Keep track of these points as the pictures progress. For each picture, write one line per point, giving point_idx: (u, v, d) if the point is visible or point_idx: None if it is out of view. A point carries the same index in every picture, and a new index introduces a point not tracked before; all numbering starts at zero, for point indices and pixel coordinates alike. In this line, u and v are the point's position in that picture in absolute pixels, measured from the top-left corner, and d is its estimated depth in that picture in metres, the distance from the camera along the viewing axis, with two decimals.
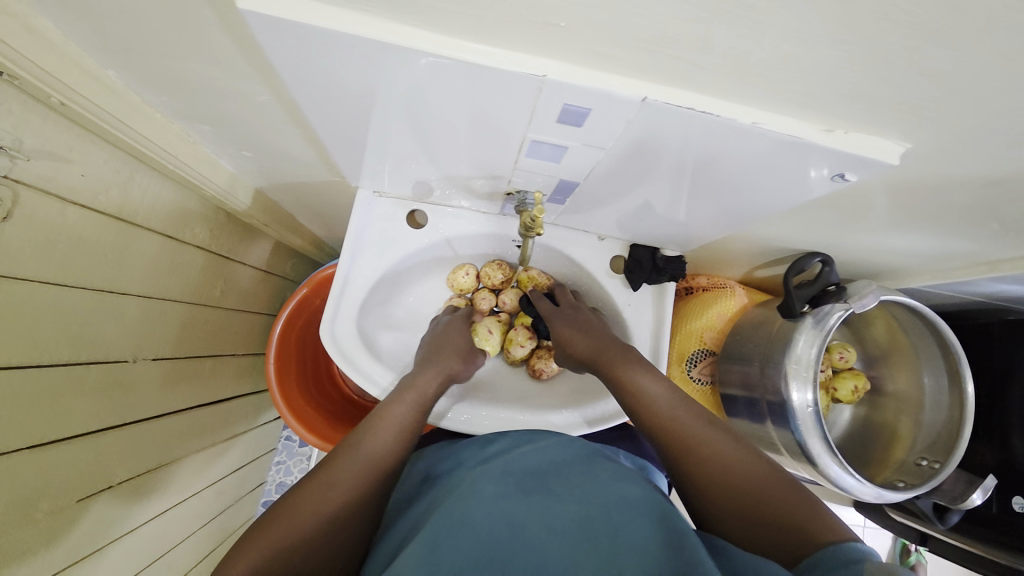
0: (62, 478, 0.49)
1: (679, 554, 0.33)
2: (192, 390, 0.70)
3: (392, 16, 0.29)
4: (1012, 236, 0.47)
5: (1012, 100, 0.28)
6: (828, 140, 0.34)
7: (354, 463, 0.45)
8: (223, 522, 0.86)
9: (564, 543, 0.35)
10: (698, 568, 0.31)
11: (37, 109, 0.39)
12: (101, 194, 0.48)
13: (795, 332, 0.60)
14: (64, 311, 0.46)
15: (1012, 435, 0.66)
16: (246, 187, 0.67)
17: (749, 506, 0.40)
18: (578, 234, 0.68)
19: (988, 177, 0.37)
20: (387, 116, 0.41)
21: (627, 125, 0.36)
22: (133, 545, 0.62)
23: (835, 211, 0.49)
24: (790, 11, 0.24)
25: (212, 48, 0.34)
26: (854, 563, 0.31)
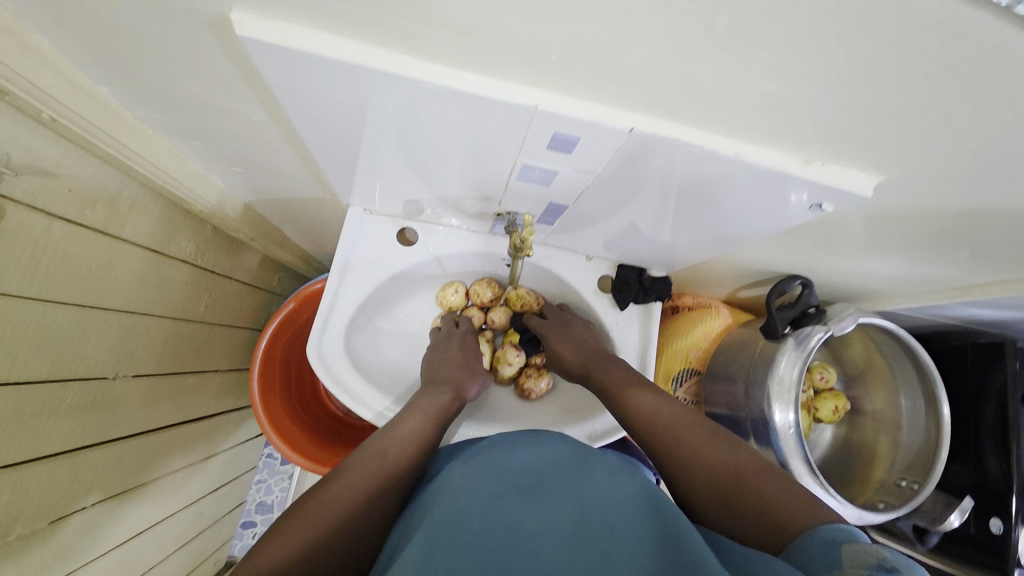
0: (35, 500, 0.47)
1: (674, 553, 0.34)
2: (173, 407, 0.69)
3: (389, 46, 0.30)
4: (981, 264, 0.50)
5: (975, 140, 0.30)
6: (806, 172, 0.36)
7: (360, 471, 0.45)
8: (200, 543, 0.83)
9: (558, 545, 0.37)
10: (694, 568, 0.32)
11: (26, 124, 0.39)
12: (88, 208, 0.47)
13: (777, 353, 0.61)
14: (45, 327, 0.45)
15: (985, 456, 0.67)
16: (235, 201, 0.67)
17: (744, 507, 0.42)
18: (567, 254, 0.69)
19: (956, 210, 0.39)
20: (381, 137, 0.42)
21: (615, 153, 0.37)
22: (106, 569, 0.60)
23: (815, 237, 0.50)
24: (770, 54, 0.25)
25: (209, 68, 0.35)
26: (836, 545, 0.33)
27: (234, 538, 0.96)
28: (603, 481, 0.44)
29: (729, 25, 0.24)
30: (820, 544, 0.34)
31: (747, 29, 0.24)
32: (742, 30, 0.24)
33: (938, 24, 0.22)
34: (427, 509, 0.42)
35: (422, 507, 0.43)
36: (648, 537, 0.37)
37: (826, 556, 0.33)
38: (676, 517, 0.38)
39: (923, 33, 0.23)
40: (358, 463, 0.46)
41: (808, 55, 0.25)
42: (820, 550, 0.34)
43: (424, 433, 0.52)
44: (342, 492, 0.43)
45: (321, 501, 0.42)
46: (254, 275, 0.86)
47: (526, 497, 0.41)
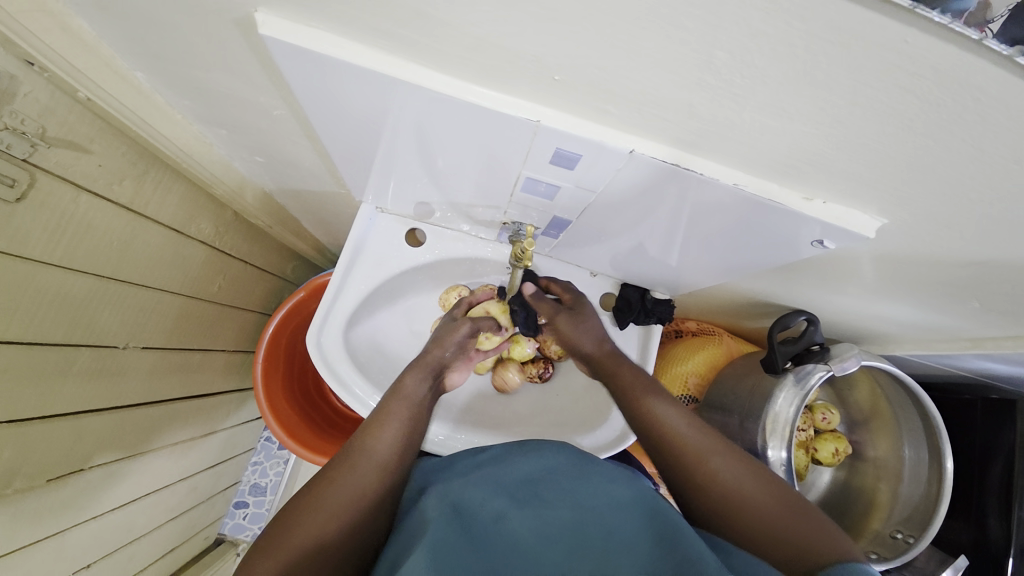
0: (37, 457, 0.49)
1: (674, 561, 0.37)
2: (178, 381, 0.71)
3: (401, 54, 0.31)
4: (993, 317, 0.48)
5: (981, 191, 0.30)
6: (807, 209, 0.36)
7: (362, 473, 0.44)
8: (192, 518, 0.85)
9: (557, 551, 0.38)
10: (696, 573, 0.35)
11: (63, 101, 0.41)
12: (116, 183, 0.50)
13: (776, 388, 0.60)
14: (65, 294, 0.47)
15: (989, 516, 0.65)
16: (255, 189, 0.69)
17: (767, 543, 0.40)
18: (572, 268, 0.69)
19: (966, 259, 0.38)
20: (394, 140, 0.43)
21: (618, 173, 0.37)
22: (99, 532, 0.61)
23: (821, 273, 0.50)
24: (766, 91, 0.26)
25: (233, 62, 0.36)
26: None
27: (225, 517, 0.97)
28: (601, 483, 0.45)
29: (727, 59, 0.24)
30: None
31: (745, 64, 0.24)
32: (740, 65, 0.24)
33: (938, 72, 0.22)
34: (425, 518, 0.40)
35: (420, 510, 0.42)
36: (644, 540, 0.40)
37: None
38: (676, 526, 0.40)
39: (924, 80, 0.23)
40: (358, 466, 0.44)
41: (806, 94, 0.25)
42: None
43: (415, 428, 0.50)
44: (359, 467, 0.44)
45: (320, 499, 0.41)
46: (269, 262, 0.88)
47: (525, 510, 0.41)
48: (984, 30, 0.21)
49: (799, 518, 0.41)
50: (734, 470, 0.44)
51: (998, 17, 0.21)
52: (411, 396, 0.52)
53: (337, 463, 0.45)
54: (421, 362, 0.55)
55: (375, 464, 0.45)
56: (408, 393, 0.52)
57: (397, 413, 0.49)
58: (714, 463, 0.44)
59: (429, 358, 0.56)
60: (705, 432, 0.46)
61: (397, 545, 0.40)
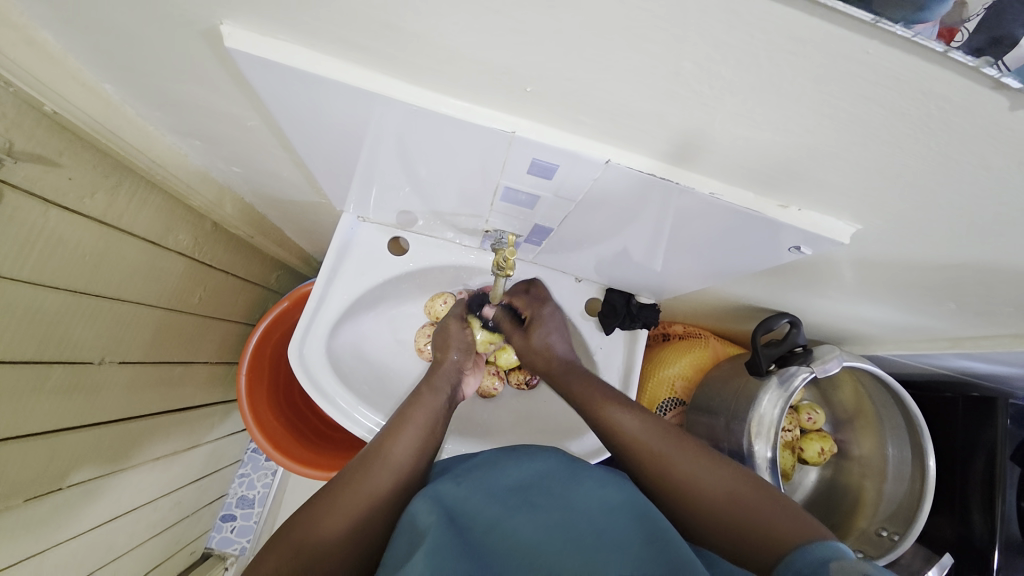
0: (10, 477, 0.47)
1: (666, 557, 0.36)
2: (159, 395, 0.70)
3: (374, 67, 0.31)
4: (969, 317, 0.49)
5: (951, 197, 0.30)
6: (783, 216, 0.36)
7: (371, 479, 0.46)
8: (176, 533, 0.83)
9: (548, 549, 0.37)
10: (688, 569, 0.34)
11: (30, 114, 0.40)
12: (88, 197, 0.49)
13: (760, 390, 0.60)
14: (36, 310, 0.46)
15: (972, 511, 0.66)
16: (234, 199, 0.68)
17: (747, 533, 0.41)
18: (557, 274, 0.69)
19: (940, 262, 0.39)
20: (372, 150, 0.42)
21: (596, 182, 0.37)
22: (78, 551, 0.60)
23: (801, 277, 0.50)
24: (735, 101, 0.26)
25: (203, 74, 0.36)
26: (826, 562, 0.34)
27: (212, 531, 0.96)
28: (594, 485, 0.45)
29: (694, 70, 0.24)
30: (810, 559, 0.35)
31: (712, 75, 0.24)
32: (706, 75, 0.24)
33: (901, 82, 0.22)
34: (418, 525, 0.40)
35: (409, 518, 0.42)
36: (637, 541, 0.38)
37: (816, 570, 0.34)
38: (664, 523, 0.40)
39: (890, 89, 0.23)
40: (367, 473, 0.46)
41: (775, 104, 0.25)
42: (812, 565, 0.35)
43: (425, 438, 0.52)
44: (382, 468, 0.47)
45: (331, 505, 0.44)
46: (252, 272, 0.87)
47: (518, 514, 0.42)
48: (956, 34, 0.20)
49: (770, 504, 0.43)
50: (705, 466, 0.46)
51: (975, 15, 0.20)
52: (431, 404, 0.56)
53: (350, 471, 0.47)
54: (438, 373, 0.61)
55: (396, 467, 0.48)
56: (428, 402, 0.56)
57: (418, 420, 0.53)
58: (686, 460, 0.47)
59: (443, 367, 0.61)
60: (670, 436, 0.49)
61: (392, 557, 0.40)
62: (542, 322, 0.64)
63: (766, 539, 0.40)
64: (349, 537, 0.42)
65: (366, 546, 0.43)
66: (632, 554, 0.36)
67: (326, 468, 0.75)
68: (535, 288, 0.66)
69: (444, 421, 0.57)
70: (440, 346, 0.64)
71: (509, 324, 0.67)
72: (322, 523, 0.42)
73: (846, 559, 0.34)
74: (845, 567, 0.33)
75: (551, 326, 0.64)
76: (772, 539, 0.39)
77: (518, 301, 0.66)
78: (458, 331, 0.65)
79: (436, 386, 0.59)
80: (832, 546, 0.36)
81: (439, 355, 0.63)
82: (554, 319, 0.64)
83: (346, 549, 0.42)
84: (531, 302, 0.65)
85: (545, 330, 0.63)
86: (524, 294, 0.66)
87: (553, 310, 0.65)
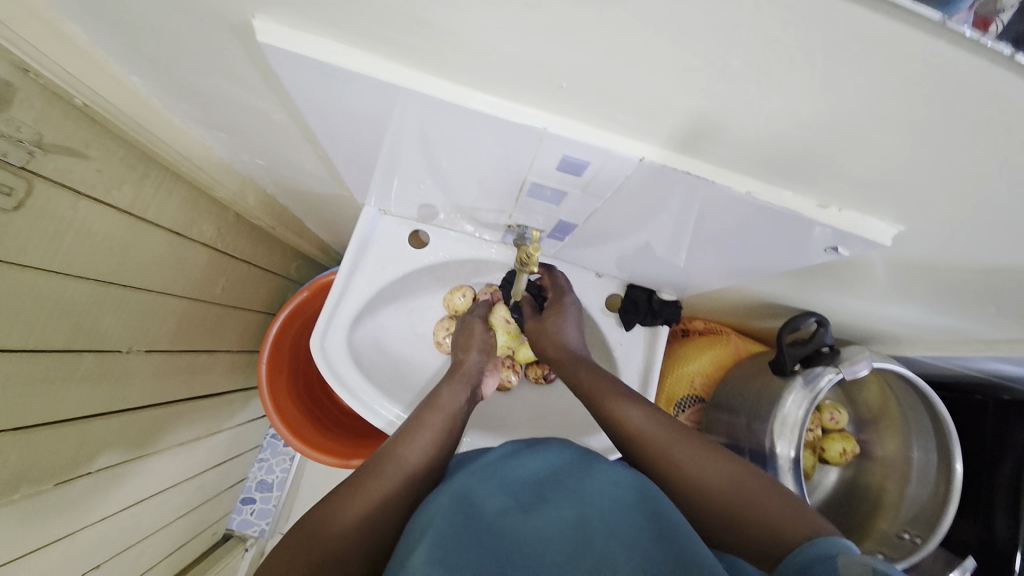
0: (42, 461, 0.49)
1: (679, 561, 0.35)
2: (183, 383, 0.71)
3: (403, 61, 0.30)
4: (1009, 321, 0.47)
5: (1005, 201, 0.28)
6: (821, 217, 0.35)
7: (383, 481, 0.46)
8: (199, 515, 0.85)
9: (559, 552, 0.37)
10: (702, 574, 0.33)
11: (59, 106, 0.41)
12: (115, 188, 0.49)
13: (784, 389, 0.59)
14: (66, 300, 0.47)
15: (998, 516, 0.65)
16: (256, 189, 0.69)
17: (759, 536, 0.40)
18: (577, 269, 0.69)
19: (984, 266, 0.37)
20: (397, 143, 0.42)
21: (627, 179, 0.36)
22: (105, 533, 0.62)
23: (833, 277, 0.49)
24: (782, 99, 0.25)
25: (230, 67, 0.36)
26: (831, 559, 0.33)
27: (233, 513, 0.98)
28: (606, 481, 0.44)
29: (741, 68, 0.23)
30: (813, 554, 0.35)
31: (759, 72, 0.23)
32: (753, 73, 0.23)
33: (963, 82, 0.21)
34: (430, 514, 0.41)
35: (424, 508, 0.43)
36: (646, 538, 0.38)
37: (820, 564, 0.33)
38: (678, 523, 0.39)
39: (949, 90, 0.22)
40: (379, 475, 0.46)
41: (824, 102, 0.24)
42: (815, 559, 0.34)
43: (438, 441, 0.52)
44: (394, 469, 0.47)
45: (342, 504, 0.43)
46: (273, 262, 0.88)
47: (529, 510, 0.41)
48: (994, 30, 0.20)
49: (774, 499, 0.42)
50: (704, 457, 0.46)
51: None
52: (448, 407, 0.56)
53: (363, 472, 0.47)
54: (459, 374, 0.61)
55: (409, 470, 0.48)
56: (444, 405, 0.56)
57: (433, 423, 0.54)
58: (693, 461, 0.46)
59: (463, 368, 0.62)
60: (671, 427, 0.49)
61: (403, 545, 0.39)
62: (563, 308, 0.63)
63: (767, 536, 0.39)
64: (361, 533, 0.42)
65: (378, 542, 0.42)
66: (641, 554, 0.36)
67: (343, 456, 0.75)
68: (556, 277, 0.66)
69: (460, 424, 0.57)
70: (463, 346, 0.65)
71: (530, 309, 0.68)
72: (336, 519, 0.42)
73: (849, 553, 0.33)
74: (850, 562, 0.32)
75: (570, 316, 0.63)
76: (772, 538, 0.39)
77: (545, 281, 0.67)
78: (480, 331, 0.66)
79: (454, 388, 0.59)
80: (833, 541, 0.35)
81: (461, 356, 0.64)
82: (573, 309, 0.63)
83: (359, 544, 0.41)
84: (555, 286, 0.65)
85: (562, 318, 0.63)
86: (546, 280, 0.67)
87: (574, 303, 0.64)
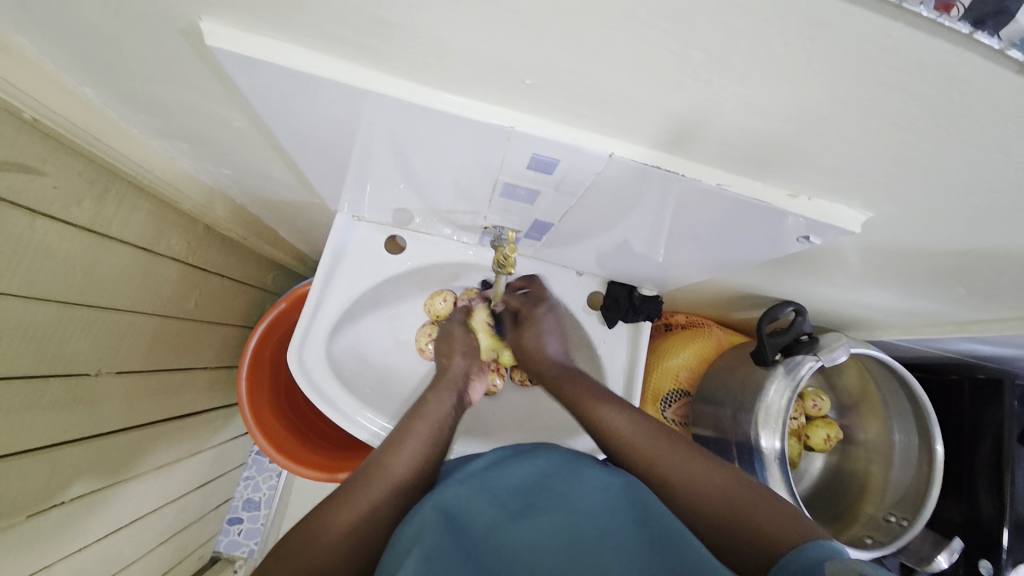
0: (11, 493, 0.46)
1: (675, 559, 0.35)
2: (159, 404, 0.69)
3: (364, 62, 0.29)
4: (978, 301, 0.48)
5: (968, 183, 0.29)
6: (792, 206, 0.35)
7: (370, 493, 0.45)
8: (184, 539, 0.83)
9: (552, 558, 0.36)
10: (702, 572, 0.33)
11: (9, 122, 0.39)
12: (74, 205, 0.47)
13: (767, 380, 0.60)
14: (28, 324, 0.45)
15: (979, 493, 0.66)
16: (225, 200, 0.67)
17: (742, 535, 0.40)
18: (557, 268, 0.68)
19: (952, 248, 0.38)
20: (366, 147, 0.41)
21: (599, 175, 0.36)
22: (83, 565, 0.59)
23: (809, 266, 0.49)
24: (746, 89, 0.24)
25: (186, 74, 0.34)
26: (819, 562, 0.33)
27: (219, 534, 0.95)
28: (596, 485, 0.44)
29: (703, 59, 0.23)
30: (804, 560, 0.34)
31: (722, 63, 0.23)
32: (716, 63, 0.23)
33: (921, 66, 0.21)
34: (417, 525, 0.40)
35: (411, 516, 0.42)
36: (637, 542, 0.38)
37: (810, 571, 0.33)
38: (672, 521, 0.39)
39: (908, 74, 0.22)
40: (366, 485, 0.45)
41: (787, 89, 0.24)
42: (805, 567, 0.34)
43: (427, 449, 0.51)
44: (381, 480, 0.46)
45: (329, 517, 0.42)
46: (248, 274, 0.86)
47: (518, 520, 0.41)
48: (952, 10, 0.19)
49: (762, 504, 0.42)
50: (695, 468, 0.46)
51: None
52: (435, 415, 0.55)
53: (351, 483, 0.46)
54: (444, 380, 0.60)
55: (396, 479, 0.47)
56: (431, 411, 0.55)
57: (422, 432, 0.52)
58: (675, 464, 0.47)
59: (448, 372, 0.62)
60: (658, 435, 0.49)
61: (388, 559, 0.38)
62: (536, 322, 0.63)
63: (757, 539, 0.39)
64: (347, 548, 0.41)
65: (366, 558, 0.41)
66: (631, 558, 0.36)
67: (330, 469, 0.74)
68: (533, 287, 0.66)
69: (449, 430, 0.55)
70: (446, 351, 0.65)
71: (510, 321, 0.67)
72: (321, 536, 0.41)
73: (839, 558, 0.33)
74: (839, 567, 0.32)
75: (545, 327, 0.64)
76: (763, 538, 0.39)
77: (514, 301, 0.66)
78: (461, 336, 0.66)
79: (441, 394, 0.58)
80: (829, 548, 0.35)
81: (445, 361, 0.64)
82: (548, 320, 0.64)
83: (343, 560, 0.40)
84: (526, 300, 0.65)
85: (537, 330, 0.63)
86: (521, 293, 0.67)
87: (548, 309, 0.65)
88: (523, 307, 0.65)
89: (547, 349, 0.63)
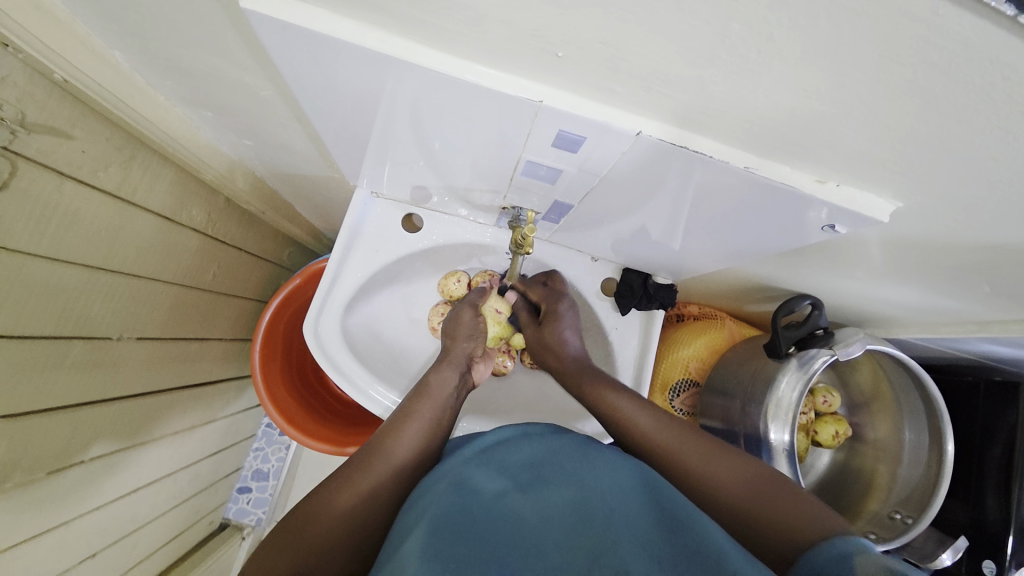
0: (34, 450, 0.48)
1: (676, 542, 0.36)
2: (175, 372, 0.70)
3: (391, 29, 0.29)
4: (1002, 301, 0.47)
5: (999, 175, 0.29)
6: (821, 193, 0.35)
7: (371, 475, 0.46)
8: (194, 504, 0.85)
9: (560, 533, 0.36)
10: (723, 561, 0.32)
11: (41, 83, 0.39)
12: (102, 171, 0.48)
13: (779, 372, 0.60)
14: (56, 286, 0.46)
15: (987, 496, 0.66)
16: (245, 173, 0.67)
17: (766, 527, 0.41)
18: (572, 253, 0.69)
19: (980, 243, 0.37)
20: (390, 121, 0.41)
21: (623, 156, 0.36)
22: (98, 524, 0.61)
23: (831, 258, 0.49)
24: (783, 67, 0.24)
25: (220, 41, 0.35)
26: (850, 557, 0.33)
27: (228, 502, 0.98)
28: (606, 466, 0.44)
29: (742, 32, 0.23)
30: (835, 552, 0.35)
31: (762, 38, 0.23)
32: (756, 38, 0.23)
33: (968, 47, 0.21)
34: (427, 500, 0.40)
35: (421, 493, 0.43)
36: (647, 528, 0.37)
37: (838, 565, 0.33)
38: (680, 509, 0.39)
39: (954, 54, 0.21)
40: (368, 467, 0.46)
41: (826, 69, 0.24)
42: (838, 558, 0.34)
43: (428, 433, 0.52)
44: (381, 463, 0.47)
45: (331, 500, 0.42)
46: (265, 248, 0.87)
47: (527, 492, 0.41)
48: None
49: (777, 491, 0.43)
50: (722, 464, 0.46)
51: None
52: (438, 396, 0.56)
53: (355, 465, 0.46)
54: (447, 359, 0.60)
55: (396, 462, 0.48)
56: (438, 397, 0.56)
57: (422, 414, 0.53)
58: (692, 453, 0.47)
59: (451, 354, 0.60)
60: (678, 429, 0.49)
61: (396, 532, 0.38)
62: (558, 316, 0.62)
63: (759, 521, 0.41)
64: (350, 528, 0.41)
65: (365, 539, 0.42)
66: (645, 543, 0.35)
67: (339, 443, 0.75)
68: (553, 282, 0.66)
69: (450, 414, 0.56)
70: (450, 333, 0.63)
71: (528, 316, 0.67)
72: (322, 516, 0.41)
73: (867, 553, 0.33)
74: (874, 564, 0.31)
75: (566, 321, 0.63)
76: (789, 534, 0.39)
77: (535, 293, 0.65)
78: (468, 319, 0.63)
79: (444, 374, 0.58)
80: (854, 542, 0.35)
81: (449, 342, 0.62)
82: (569, 314, 0.63)
83: (346, 541, 0.41)
84: (548, 294, 0.64)
85: (558, 325, 0.62)
86: (542, 287, 0.66)
87: (570, 306, 0.64)
88: (545, 302, 0.65)
89: (568, 344, 0.61)
